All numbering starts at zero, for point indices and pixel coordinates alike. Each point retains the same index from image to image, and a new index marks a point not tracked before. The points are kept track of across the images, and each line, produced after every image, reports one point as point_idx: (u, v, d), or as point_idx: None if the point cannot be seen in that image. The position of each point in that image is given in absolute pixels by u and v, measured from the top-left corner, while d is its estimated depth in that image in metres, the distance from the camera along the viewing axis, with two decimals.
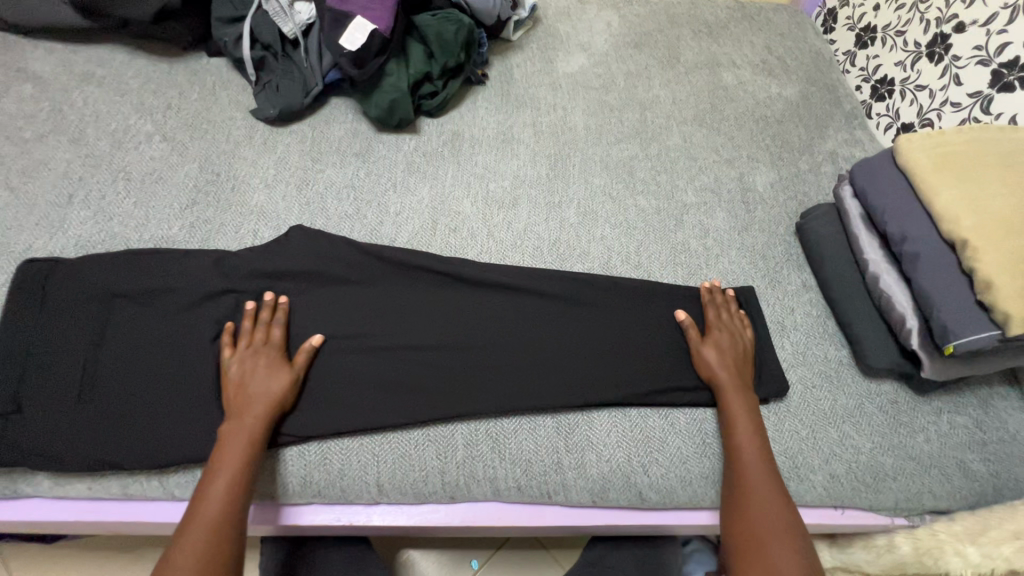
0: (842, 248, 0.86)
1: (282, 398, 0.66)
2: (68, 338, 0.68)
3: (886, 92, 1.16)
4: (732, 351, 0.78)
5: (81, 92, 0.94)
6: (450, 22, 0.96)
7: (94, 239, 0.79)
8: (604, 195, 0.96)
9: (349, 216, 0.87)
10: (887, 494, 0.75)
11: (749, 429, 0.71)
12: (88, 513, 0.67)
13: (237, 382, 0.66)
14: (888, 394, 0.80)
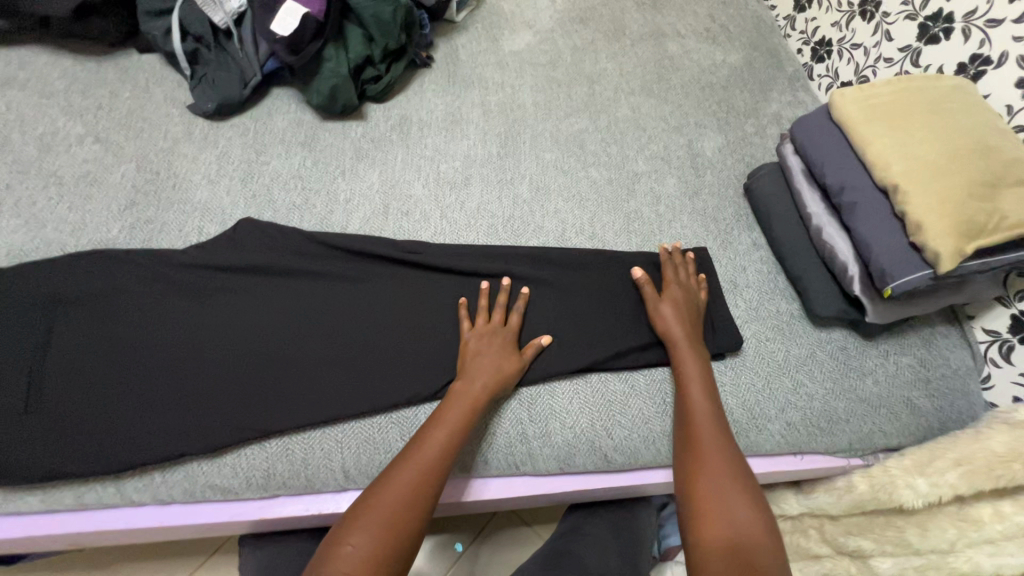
0: (787, 205, 0.89)
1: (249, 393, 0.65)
2: (8, 349, 0.65)
3: (825, 53, 1.18)
4: (687, 305, 0.80)
5: (3, 96, 0.90)
6: (386, 1, 0.93)
7: (28, 247, 0.76)
8: (556, 169, 0.97)
9: (297, 206, 0.86)
10: (841, 436, 0.79)
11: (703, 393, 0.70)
12: (43, 526, 0.65)
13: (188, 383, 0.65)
14: (837, 341, 0.83)
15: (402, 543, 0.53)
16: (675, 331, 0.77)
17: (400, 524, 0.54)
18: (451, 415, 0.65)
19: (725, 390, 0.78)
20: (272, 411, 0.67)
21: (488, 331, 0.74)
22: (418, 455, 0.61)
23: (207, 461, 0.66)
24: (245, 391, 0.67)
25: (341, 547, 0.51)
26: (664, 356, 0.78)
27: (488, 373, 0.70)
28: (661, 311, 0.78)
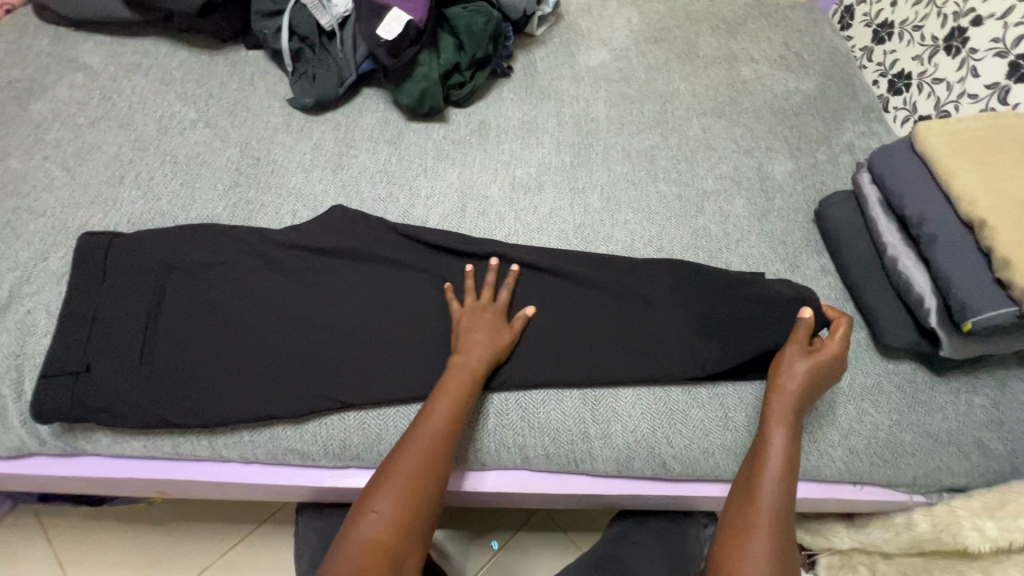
0: (861, 233, 0.88)
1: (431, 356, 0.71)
2: (128, 304, 0.72)
3: (903, 86, 1.18)
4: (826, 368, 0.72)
5: (129, 81, 0.99)
6: (479, 15, 1.00)
7: (145, 217, 0.83)
8: (627, 182, 0.99)
9: (382, 198, 0.91)
10: (904, 469, 0.77)
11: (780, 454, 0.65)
12: (140, 471, 0.70)
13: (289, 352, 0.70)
14: (905, 373, 0.82)
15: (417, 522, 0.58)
16: (786, 387, 0.71)
17: (413, 497, 0.59)
18: (449, 388, 0.68)
19: None
20: (354, 386, 0.71)
21: (477, 309, 0.76)
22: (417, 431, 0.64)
23: (291, 427, 0.71)
24: (329, 365, 0.72)
25: (368, 513, 0.57)
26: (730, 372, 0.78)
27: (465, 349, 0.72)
28: (794, 367, 0.72)
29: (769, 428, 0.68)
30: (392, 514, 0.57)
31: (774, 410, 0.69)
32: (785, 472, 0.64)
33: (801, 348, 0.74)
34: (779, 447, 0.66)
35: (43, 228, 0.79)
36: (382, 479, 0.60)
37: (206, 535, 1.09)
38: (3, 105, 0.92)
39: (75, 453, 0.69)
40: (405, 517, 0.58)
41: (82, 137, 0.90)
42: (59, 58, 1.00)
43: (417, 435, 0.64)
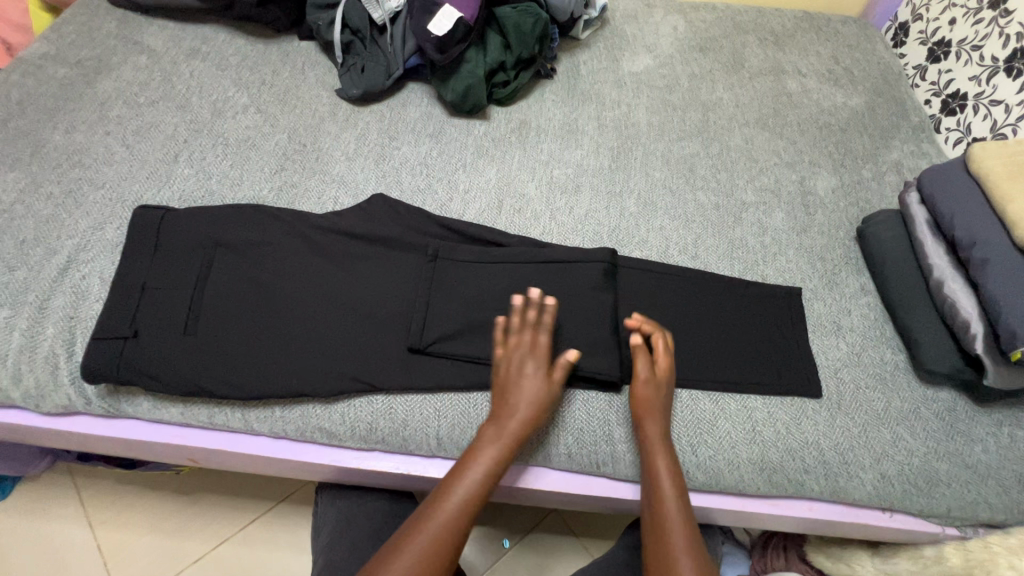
0: (906, 253, 0.86)
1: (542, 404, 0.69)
2: (176, 276, 0.74)
3: (958, 106, 1.14)
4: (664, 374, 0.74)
5: (188, 65, 1.03)
6: (528, 15, 1.01)
7: (196, 194, 0.86)
8: (664, 188, 0.99)
9: (422, 190, 0.93)
10: (939, 499, 0.74)
11: (669, 477, 0.67)
12: (176, 438, 0.73)
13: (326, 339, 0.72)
14: (944, 401, 0.79)
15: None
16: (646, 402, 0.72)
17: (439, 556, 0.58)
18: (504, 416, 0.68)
19: (819, 430, 0.76)
20: (385, 370, 0.72)
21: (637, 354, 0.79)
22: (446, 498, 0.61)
23: (321, 405, 0.72)
24: (364, 348, 0.74)
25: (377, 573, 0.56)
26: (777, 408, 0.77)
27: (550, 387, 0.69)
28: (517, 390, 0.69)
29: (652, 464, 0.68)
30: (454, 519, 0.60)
31: (651, 443, 0.69)
32: (679, 503, 0.65)
33: (541, 366, 0.70)
34: (670, 481, 0.67)
35: (102, 199, 0.83)
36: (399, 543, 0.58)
37: (229, 507, 1.13)
38: (72, 82, 0.97)
39: (118, 415, 0.72)
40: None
41: (142, 116, 0.94)
42: (125, 40, 1.05)
43: (450, 492, 0.62)
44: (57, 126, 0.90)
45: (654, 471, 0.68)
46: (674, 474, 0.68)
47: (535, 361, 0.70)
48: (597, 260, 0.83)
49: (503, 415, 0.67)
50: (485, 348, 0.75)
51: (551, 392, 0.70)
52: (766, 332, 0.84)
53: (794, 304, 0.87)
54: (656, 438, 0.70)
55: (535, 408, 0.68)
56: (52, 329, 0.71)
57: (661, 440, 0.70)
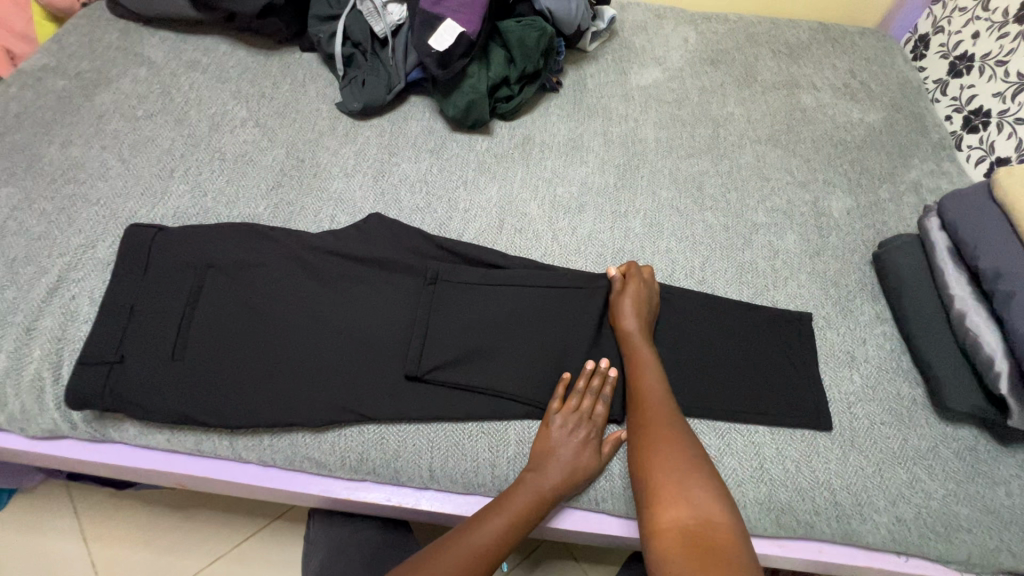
0: (925, 282, 0.82)
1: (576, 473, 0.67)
2: (166, 298, 0.73)
3: (981, 124, 1.09)
4: (647, 302, 0.78)
5: (187, 77, 1.02)
6: (532, 28, 0.98)
7: (190, 211, 0.85)
8: (671, 208, 0.95)
9: (421, 208, 0.90)
10: (958, 545, 0.70)
11: (658, 388, 0.70)
12: (163, 464, 0.71)
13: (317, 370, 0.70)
14: (965, 440, 0.75)
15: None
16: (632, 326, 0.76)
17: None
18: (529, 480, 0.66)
19: (830, 469, 0.73)
20: (377, 400, 0.70)
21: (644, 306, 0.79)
22: (470, 536, 0.62)
23: (310, 434, 0.70)
24: (355, 375, 0.71)
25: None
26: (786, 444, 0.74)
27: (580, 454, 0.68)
28: (557, 457, 0.67)
29: (640, 381, 0.71)
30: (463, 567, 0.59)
31: (640, 365, 0.73)
32: (668, 408, 0.68)
33: (594, 437, 0.70)
34: (659, 392, 0.70)
35: (95, 216, 0.81)
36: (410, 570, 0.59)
37: (223, 525, 1.11)
38: (71, 94, 0.96)
39: (104, 440, 0.70)
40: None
41: (139, 129, 0.93)
42: (126, 52, 1.04)
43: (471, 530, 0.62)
44: (53, 140, 0.89)
45: (642, 386, 0.71)
46: (663, 386, 0.71)
47: (589, 431, 0.70)
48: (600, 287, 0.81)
49: (543, 470, 0.67)
50: (483, 381, 0.73)
51: (591, 467, 0.68)
52: (776, 362, 0.80)
53: (805, 332, 0.83)
54: (644, 356, 0.73)
55: (569, 477, 0.66)
56: (38, 351, 0.70)
57: (650, 358, 0.73)
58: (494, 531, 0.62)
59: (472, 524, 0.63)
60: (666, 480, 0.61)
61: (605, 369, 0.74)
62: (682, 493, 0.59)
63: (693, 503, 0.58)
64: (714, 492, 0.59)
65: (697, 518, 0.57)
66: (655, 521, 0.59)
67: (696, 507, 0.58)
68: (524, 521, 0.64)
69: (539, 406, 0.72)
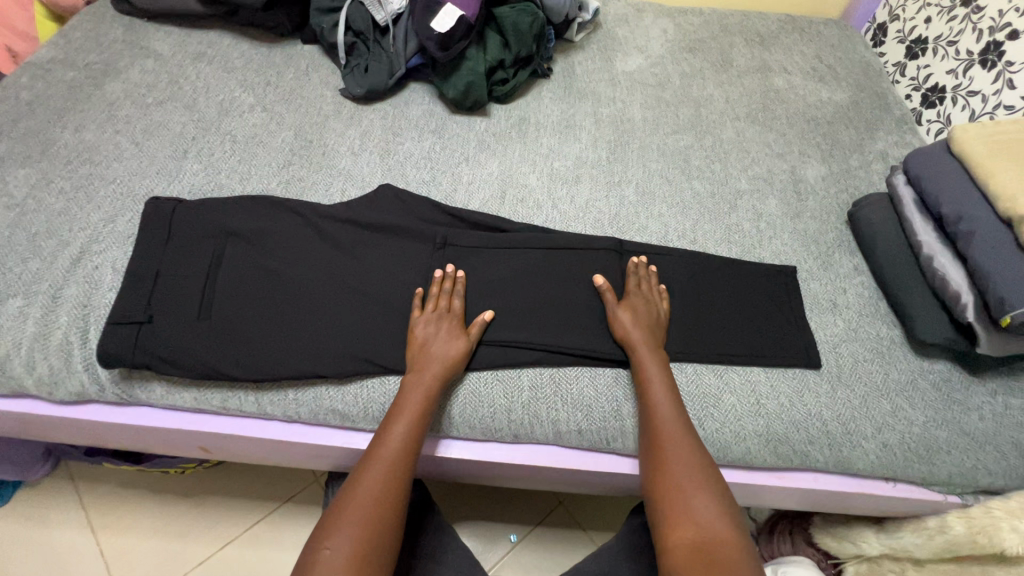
0: (896, 233, 0.89)
1: (453, 362, 0.72)
2: (189, 263, 0.76)
3: (937, 99, 1.19)
4: (648, 312, 0.79)
5: (194, 67, 1.05)
6: (525, 14, 1.05)
7: (205, 188, 0.88)
8: (661, 178, 1.02)
9: (426, 182, 0.95)
10: (940, 466, 0.76)
11: (667, 402, 0.71)
12: (189, 424, 0.74)
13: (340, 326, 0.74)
14: (940, 372, 0.82)
15: (380, 546, 0.59)
16: (637, 340, 0.76)
17: (376, 514, 0.61)
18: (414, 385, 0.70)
19: (821, 402, 0.78)
20: (396, 352, 0.74)
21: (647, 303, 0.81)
22: (384, 447, 0.65)
23: (334, 387, 0.73)
24: (375, 331, 0.75)
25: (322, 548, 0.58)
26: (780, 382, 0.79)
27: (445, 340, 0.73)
28: (423, 354, 0.72)
29: (648, 396, 0.72)
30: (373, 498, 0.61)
31: (644, 379, 0.73)
32: (676, 415, 0.70)
33: (456, 327, 0.75)
34: (668, 406, 0.71)
35: (112, 194, 0.84)
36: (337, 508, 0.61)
37: (234, 508, 1.12)
38: (81, 84, 0.99)
39: (130, 402, 0.73)
40: (363, 546, 0.58)
41: (150, 115, 0.96)
42: (132, 46, 1.07)
43: (385, 443, 0.66)
44: (67, 126, 0.92)
45: (650, 400, 0.71)
46: (672, 399, 0.71)
47: (449, 322, 0.75)
48: (600, 246, 0.87)
49: (421, 368, 0.71)
50: (496, 333, 0.77)
51: (468, 350, 0.74)
52: (766, 310, 0.86)
53: (790, 284, 0.90)
54: (649, 369, 0.74)
55: (446, 365, 0.71)
56: (65, 317, 0.72)
57: (656, 367, 0.74)
58: (404, 432, 0.66)
59: (379, 442, 0.66)
60: (672, 493, 0.64)
61: (454, 273, 0.80)
62: (687, 505, 0.62)
63: (697, 514, 0.61)
64: (717, 501, 0.62)
65: (706, 535, 0.59)
66: (664, 533, 0.61)
67: (701, 521, 0.60)
68: (425, 413, 0.68)
69: (549, 353, 0.77)
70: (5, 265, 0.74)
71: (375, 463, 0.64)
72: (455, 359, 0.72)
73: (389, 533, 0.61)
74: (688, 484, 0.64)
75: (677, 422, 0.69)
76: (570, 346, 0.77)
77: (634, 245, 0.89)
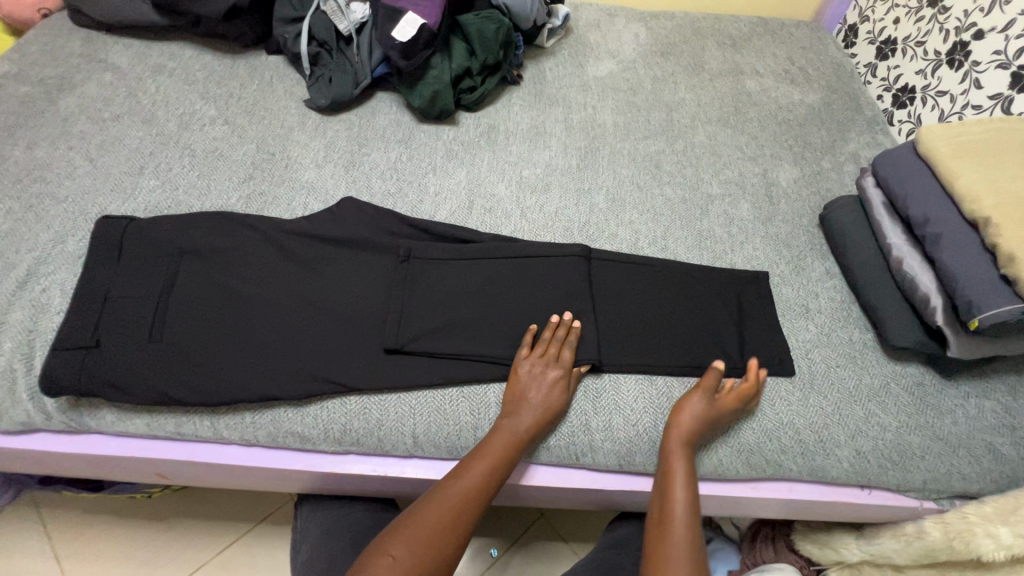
0: (866, 235, 0.88)
1: (549, 410, 0.71)
2: (141, 284, 0.73)
3: (907, 99, 1.19)
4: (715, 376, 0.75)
5: (154, 80, 1.03)
6: (491, 21, 1.04)
7: (162, 205, 0.85)
8: (632, 184, 1.01)
9: (392, 193, 0.93)
10: (914, 472, 0.75)
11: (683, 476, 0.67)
12: (142, 451, 0.71)
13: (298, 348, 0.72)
14: (913, 376, 0.81)
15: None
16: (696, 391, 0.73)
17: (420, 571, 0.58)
18: (493, 445, 0.68)
19: (793, 410, 0.77)
20: (357, 371, 0.72)
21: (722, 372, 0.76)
22: (440, 499, 0.63)
23: (293, 409, 0.71)
24: (335, 349, 0.73)
25: (385, 559, 0.58)
26: (753, 393, 0.78)
27: (546, 390, 0.71)
28: (526, 399, 0.71)
29: (670, 462, 0.68)
30: (410, 561, 0.58)
31: (672, 446, 0.69)
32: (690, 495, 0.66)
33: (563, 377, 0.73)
34: (684, 480, 0.67)
35: (64, 213, 0.82)
36: (410, 524, 0.61)
37: (204, 532, 1.09)
38: (34, 99, 0.96)
39: (80, 430, 0.70)
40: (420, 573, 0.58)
41: (107, 130, 0.93)
42: (90, 59, 1.04)
43: (441, 493, 0.64)
44: (18, 143, 0.89)
45: (671, 469, 0.68)
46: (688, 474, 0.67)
47: (554, 371, 0.73)
48: (568, 255, 0.85)
49: (518, 414, 0.70)
50: (460, 348, 0.75)
51: (564, 402, 0.72)
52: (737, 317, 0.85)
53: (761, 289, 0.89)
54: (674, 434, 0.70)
55: (546, 414, 0.70)
56: (9, 343, 0.69)
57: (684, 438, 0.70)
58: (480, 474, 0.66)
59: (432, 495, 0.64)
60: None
61: (569, 321, 0.77)
62: None
63: None
64: None
65: None
66: None
67: None
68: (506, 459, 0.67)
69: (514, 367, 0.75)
70: None
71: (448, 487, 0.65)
72: (552, 408, 0.71)
73: None
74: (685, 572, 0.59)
75: (686, 499, 0.65)
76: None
77: (601, 251, 0.88)
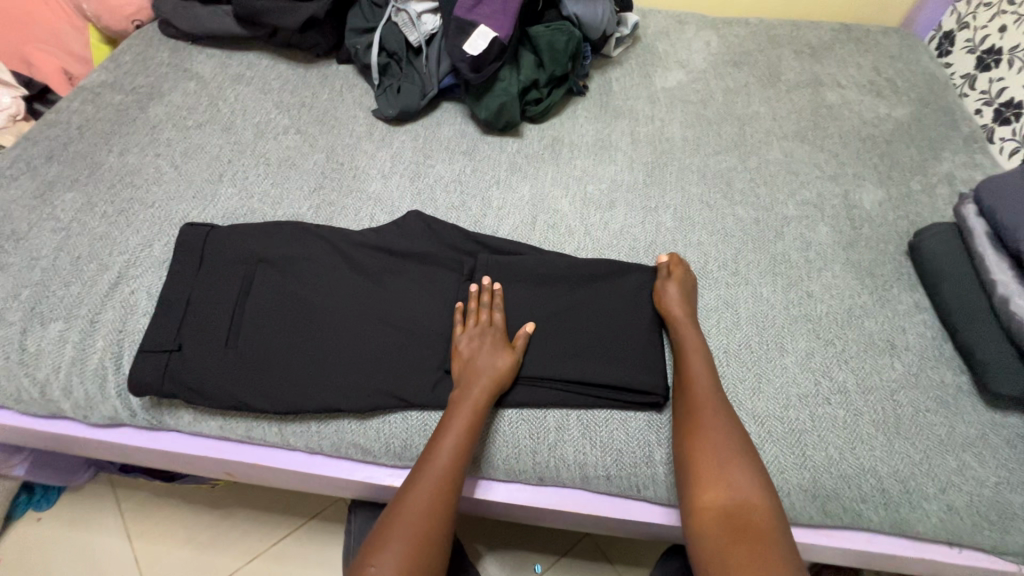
0: (964, 268, 0.81)
1: (502, 375, 0.70)
2: (220, 291, 0.76)
3: (1013, 115, 1.08)
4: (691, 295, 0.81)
5: (233, 89, 1.07)
6: (561, 32, 1.03)
7: (238, 212, 0.89)
8: (701, 203, 0.96)
9: (456, 206, 0.93)
10: (1015, 535, 0.68)
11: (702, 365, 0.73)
12: (214, 451, 0.74)
13: (363, 361, 0.73)
14: (1015, 427, 0.74)
15: (429, 566, 0.58)
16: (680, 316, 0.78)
17: (428, 526, 0.60)
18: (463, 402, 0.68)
19: (875, 456, 0.72)
20: (419, 387, 0.72)
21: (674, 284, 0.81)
22: (432, 460, 0.64)
23: (356, 421, 0.72)
24: (398, 364, 0.73)
25: (396, 521, 0.59)
26: (831, 435, 0.73)
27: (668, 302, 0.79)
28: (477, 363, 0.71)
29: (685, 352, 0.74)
30: (418, 516, 0.60)
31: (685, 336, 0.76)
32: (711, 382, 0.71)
33: (498, 342, 0.73)
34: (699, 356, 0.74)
35: (151, 218, 0.86)
36: (408, 487, 0.62)
37: (260, 524, 1.13)
38: (127, 107, 1.02)
39: (160, 427, 0.74)
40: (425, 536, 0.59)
41: (190, 138, 0.98)
42: (176, 68, 1.10)
43: (435, 455, 0.64)
44: (112, 149, 0.95)
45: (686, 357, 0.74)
46: (706, 363, 0.73)
47: (491, 335, 0.74)
48: (632, 278, 0.83)
49: (474, 376, 0.70)
50: (523, 369, 0.74)
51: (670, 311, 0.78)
52: (812, 349, 0.80)
53: (839, 322, 0.83)
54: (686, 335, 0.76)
55: (497, 378, 0.70)
56: (101, 341, 0.74)
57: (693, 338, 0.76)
58: (452, 450, 0.64)
59: (427, 458, 0.64)
60: (710, 459, 0.64)
61: (490, 285, 0.79)
62: (723, 474, 0.62)
63: (734, 483, 0.61)
64: (754, 474, 0.62)
65: (738, 502, 0.60)
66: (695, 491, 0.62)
67: (734, 489, 0.61)
68: (473, 429, 0.66)
69: (575, 391, 0.73)
70: (47, 289, 0.77)
71: (422, 478, 0.62)
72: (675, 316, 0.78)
73: (438, 548, 0.59)
74: (733, 451, 0.64)
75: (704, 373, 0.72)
76: (601, 383, 0.73)
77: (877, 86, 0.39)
